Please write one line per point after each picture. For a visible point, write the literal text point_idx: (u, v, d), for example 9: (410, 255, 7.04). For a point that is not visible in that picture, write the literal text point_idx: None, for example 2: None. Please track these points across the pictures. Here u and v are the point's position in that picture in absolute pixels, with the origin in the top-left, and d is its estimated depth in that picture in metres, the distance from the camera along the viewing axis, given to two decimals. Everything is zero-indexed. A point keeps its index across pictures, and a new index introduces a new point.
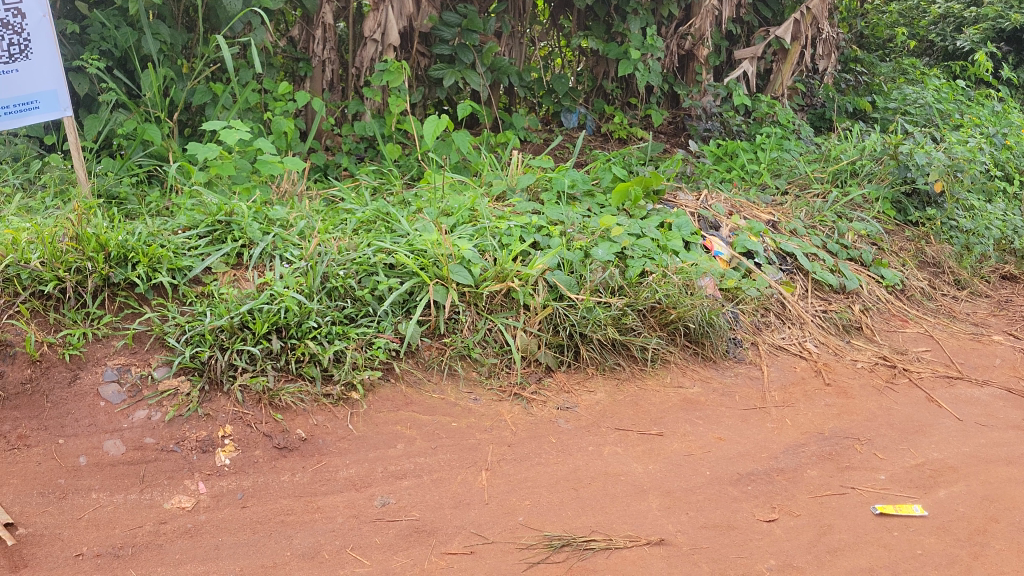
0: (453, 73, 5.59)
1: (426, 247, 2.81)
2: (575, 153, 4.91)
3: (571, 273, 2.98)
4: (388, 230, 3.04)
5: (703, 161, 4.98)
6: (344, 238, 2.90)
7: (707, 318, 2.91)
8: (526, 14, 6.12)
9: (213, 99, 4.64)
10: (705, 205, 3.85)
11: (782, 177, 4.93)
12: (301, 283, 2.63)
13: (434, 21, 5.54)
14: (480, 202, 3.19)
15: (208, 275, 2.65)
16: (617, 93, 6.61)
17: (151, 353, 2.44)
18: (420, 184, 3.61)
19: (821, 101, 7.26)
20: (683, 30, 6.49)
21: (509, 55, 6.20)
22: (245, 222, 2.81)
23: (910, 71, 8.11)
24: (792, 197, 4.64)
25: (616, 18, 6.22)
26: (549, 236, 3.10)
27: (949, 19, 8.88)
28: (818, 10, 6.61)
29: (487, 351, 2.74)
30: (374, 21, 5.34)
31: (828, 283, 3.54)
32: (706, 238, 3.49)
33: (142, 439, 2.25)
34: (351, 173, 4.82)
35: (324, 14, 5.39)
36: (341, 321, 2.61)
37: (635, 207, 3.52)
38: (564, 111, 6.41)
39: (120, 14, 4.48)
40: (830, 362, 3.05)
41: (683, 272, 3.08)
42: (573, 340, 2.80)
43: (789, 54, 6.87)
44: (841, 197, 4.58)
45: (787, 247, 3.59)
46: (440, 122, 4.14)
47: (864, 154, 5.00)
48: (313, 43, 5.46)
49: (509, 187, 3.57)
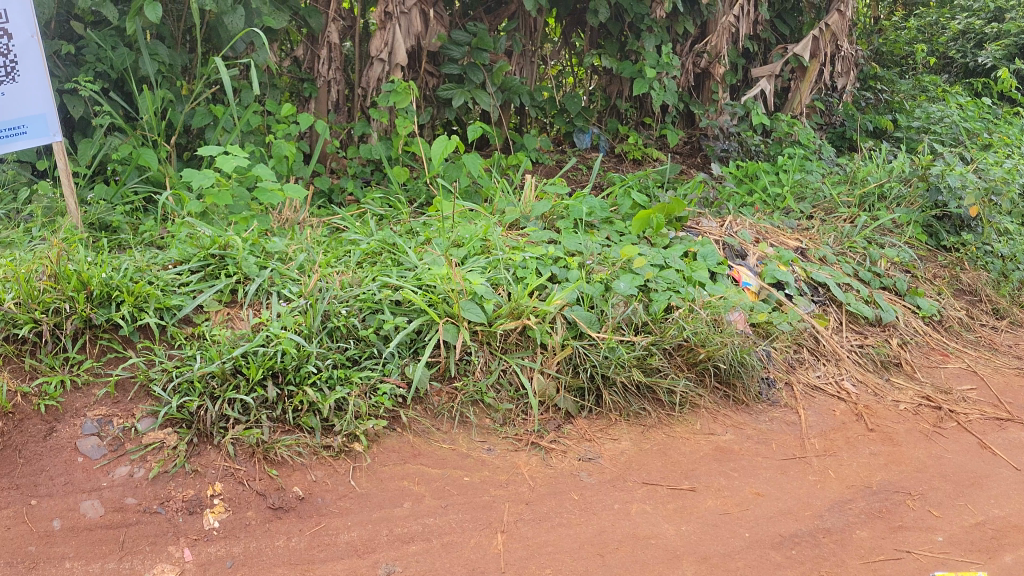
0: (463, 93, 5.42)
1: (435, 282, 2.61)
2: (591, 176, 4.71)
3: (591, 308, 2.78)
4: (395, 264, 2.84)
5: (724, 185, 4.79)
6: (347, 273, 2.70)
7: (738, 357, 2.70)
8: (538, 33, 5.95)
9: (213, 122, 4.46)
10: (730, 231, 3.64)
11: (806, 202, 4.72)
12: (300, 323, 2.43)
13: (443, 40, 5.39)
14: (493, 232, 3.00)
15: (200, 314, 2.45)
16: (631, 112, 6.43)
17: (135, 403, 2.24)
18: (429, 212, 3.42)
19: (840, 120, 7.04)
20: (698, 48, 6.36)
21: (520, 74, 6.00)
22: (241, 256, 2.61)
23: (930, 88, 7.92)
24: (818, 222, 4.44)
25: (630, 35, 6.06)
26: (567, 268, 2.89)
27: (969, 36, 8.69)
28: (837, 26, 6.56)
29: (502, 396, 2.53)
30: (381, 40, 5.19)
31: (864, 315, 3.31)
32: (733, 267, 3.29)
33: (123, 499, 2.04)
34: (357, 198, 4.62)
35: (330, 33, 5.25)
36: (344, 365, 2.40)
37: (657, 235, 3.31)
38: (577, 131, 6.22)
39: (117, 34, 4.31)
40: (871, 403, 2.83)
41: (711, 307, 2.88)
42: (594, 383, 2.59)
43: (807, 72, 6.67)
44: (870, 221, 4.36)
45: (818, 276, 3.38)
46: (450, 145, 3.95)
47: (892, 176, 4.80)
48: (318, 63, 5.33)
49: (523, 215, 3.37)
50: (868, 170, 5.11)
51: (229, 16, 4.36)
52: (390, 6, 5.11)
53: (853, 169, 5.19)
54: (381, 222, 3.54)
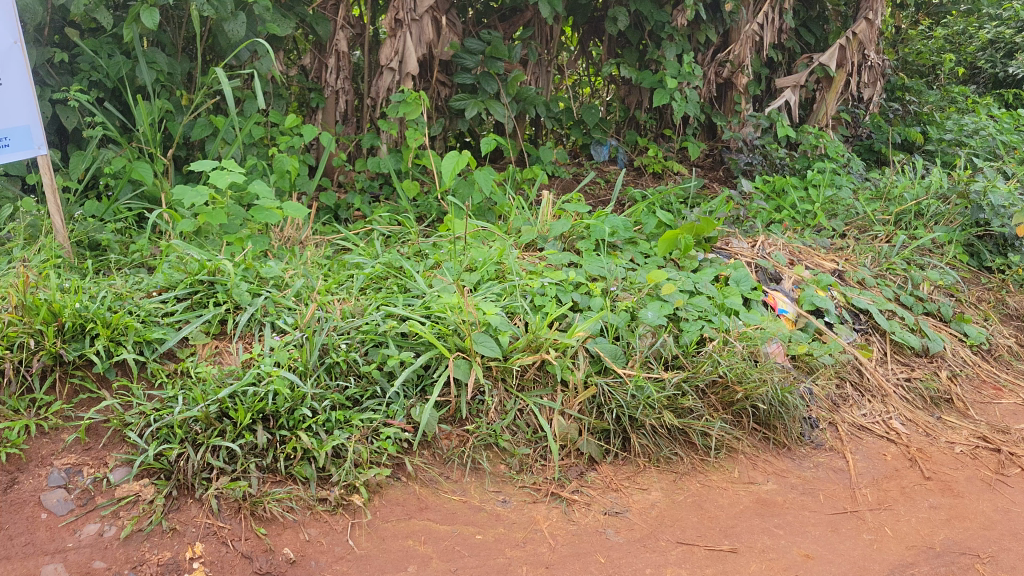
0: (476, 104, 5.20)
1: (445, 312, 2.38)
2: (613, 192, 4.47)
3: (616, 340, 2.54)
4: (401, 290, 2.60)
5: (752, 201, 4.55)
6: (349, 301, 2.47)
7: (779, 397, 2.45)
8: (555, 41, 5.71)
9: (213, 134, 4.24)
10: (762, 253, 3.39)
11: (838, 219, 4.47)
12: (295, 358, 2.20)
13: (456, 48, 5.17)
14: (509, 254, 2.76)
15: (184, 348, 2.22)
16: (650, 124, 6.20)
17: (108, 451, 2.01)
18: (440, 232, 3.18)
19: (867, 131, 6.77)
20: (721, 57, 6.12)
21: (535, 84, 5.77)
22: (232, 282, 2.37)
23: (959, 100, 7.65)
24: (852, 240, 4.20)
25: (650, 44, 5.84)
26: (589, 295, 2.65)
27: (999, 45, 8.41)
28: (865, 35, 6.28)
29: (518, 439, 2.29)
30: (391, 49, 4.98)
31: (911, 345, 3.05)
32: (768, 293, 3.04)
33: (90, 562, 1.79)
34: (364, 213, 4.38)
35: (338, 41, 5.04)
36: (344, 406, 2.17)
37: (685, 256, 3.09)
38: (594, 143, 5.96)
39: (113, 41, 4.10)
40: (924, 447, 2.57)
41: (747, 338, 2.63)
42: (621, 425, 2.34)
43: (833, 82, 6.41)
44: (908, 241, 4.09)
45: (860, 303, 3.12)
46: (462, 158, 3.72)
47: (928, 192, 4.54)
48: (326, 73, 5.12)
49: (540, 236, 3.14)
50: (902, 186, 4.86)
51: (231, 23, 4.16)
52: (400, 13, 4.91)
53: (886, 184, 4.94)
54: (388, 242, 3.31)
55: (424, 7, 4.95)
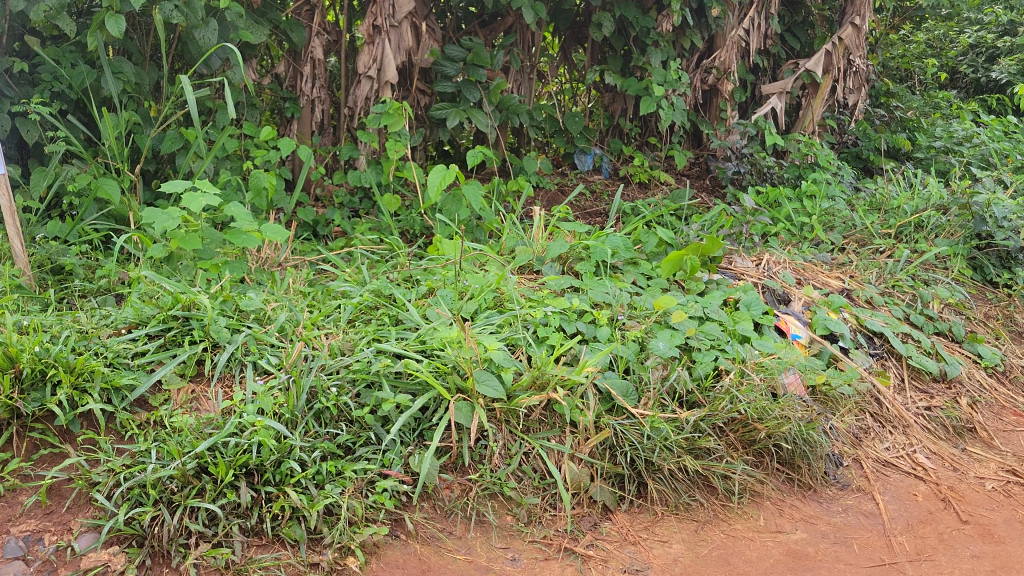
0: (457, 113, 5.03)
1: (444, 347, 2.19)
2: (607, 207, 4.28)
3: (625, 374, 2.37)
4: (393, 321, 2.41)
5: (747, 213, 4.39)
6: (338, 335, 2.28)
7: (803, 435, 2.28)
8: (536, 47, 5.55)
9: (184, 147, 4.02)
10: (768, 271, 3.23)
11: (836, 232, 4.32)
12: (281, 402, 1.99)
13: (436, 56, 4.99)
14: (507, 281, 2.58)
15: (157, 394, 2.01)
16: (635, 132, 6.04)
17: (72, 515, 1.80)
18: (430, 254, 2.99)
19: (853, 138, 6.65)
20: (706, 63, 5.98)
21: (517, 92, 5.60)
22: (209, 317, 2.16)
23: (943, 105, 7.55)
24: (853, 254, 4.05)
25: (635, 50, 5.68)
26: (595, 324, 2.48)
27: (980, 49, 8.34)
28: (851, 40, 6.17)
29: (525, 487, 2.10)
30: (369, 56, 4.80)
31: (928, 370, 2.90)
32: (779, 317, 2.87)
33: None
34: (344, 230, 4.18)
35: (314, 48, 4.87)
36: (335, 456, 1.98)
37: (691, 279, 2.92)
38: (578, 152, 5.82)
39: (77, 50, 3.87)
40: (955, 484, 2.41)
41: (764, 369, 2.47)
42: (635, 468, 2.17)
43: (819, 88, 6.29)
44: (912, 256, 3.94)
45: (874, 326, 2.96)
46: (450, 173, 3.53)
47: (927, 204, 4.40)
48: (301, 81, 4.94)
49: (536, 258, 2.97)
50: (898, 197, 4.72)
51: (201, 30, 3.95)
52: (379, 19, 4.74)
53: (882, 194, 4.80)
54: (373, 265, 3.11)
55: (404, 13, 4.78)
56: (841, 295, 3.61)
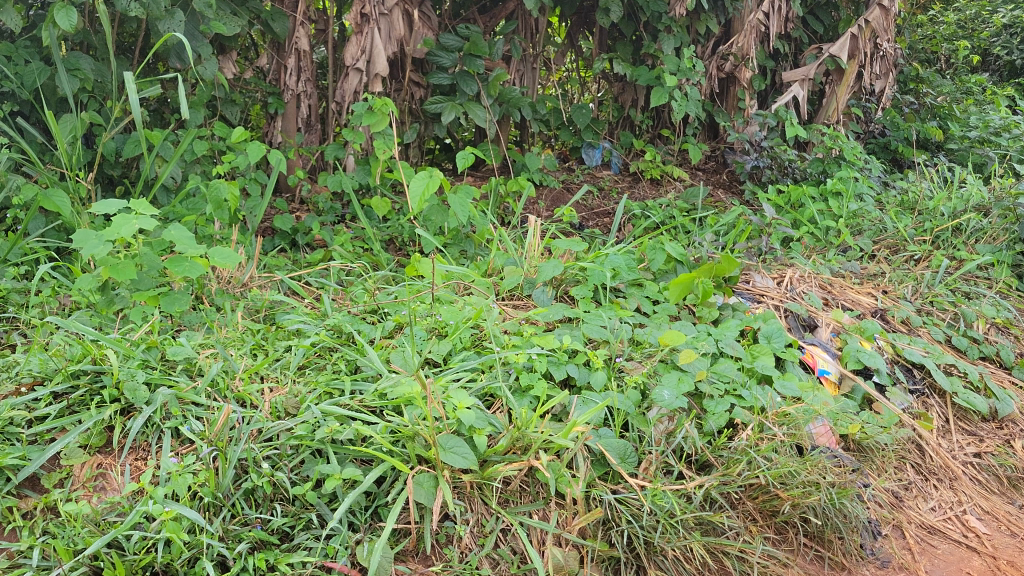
0: (452, 108, 4.73)
1: (404, 404, 1.85)
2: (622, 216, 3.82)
3: (623, 431, 2.01)
4: (352, 367, 2.07)
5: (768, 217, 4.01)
6: (287, 386, 1.96)
7: (835, 505, 1.92)
8: (540, 34, 5.22)
9: (148, 151, 3.69)
10: (792, 291, 2.85)
11: (865, 237, 3.95)
12: (203, 482, 1.65)
13: (430, 45, 4.70)
14: (488, 313, 2.24)
15: (52, 475, 1.66)
16: (646, 125, 5.68)
17: None
18: (408, 275, 2.65)
19: (881, 128, 6.24)
20: (723, 50, 5.62)
21: (519, 83, 5.26)
22: (122, 372, 1.81)
23: (976, 91, 7.11)
24: (883, 262, 3.67)
25: (646, 37, 5.32)
26: (588, 367, 2.13)
27: (1015, 30, 7.87)
28: (878, 23, 5.71)
29: (500, 574, 1.73)
30: (357, 47, 4.55)
31: (977, 409, 2.51)
32: (804, 348, 2.50)
33: None
34: (324, 240, 3.84)
35: (299, 40, 4.66)
36: (268, 546, 1.64)
37: (703, 304, 2.56)
38: (585, 146, 5.47)
39: (30, 46, 3.56)
40: (1014, 557, 2.04)
41: (785, 418, 2.10)
42: (633, 550, 1.81)
43: (843, 75, 5.89)
44: (952, 265, 3.55)
45: (914, 356, 2.58)
46: (435, 180, 3.17)
47: (966, 205, 4.02)
48: (286, 75, 4.74)
49: (526, 280, 2.62)
50: (932, 198, 4.34)
51: (166, 22, 3.68)
52: (367, 7, 4.46)
53: (914, 193, 4.42)
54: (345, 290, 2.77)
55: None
56: (873, 311, 3.22)
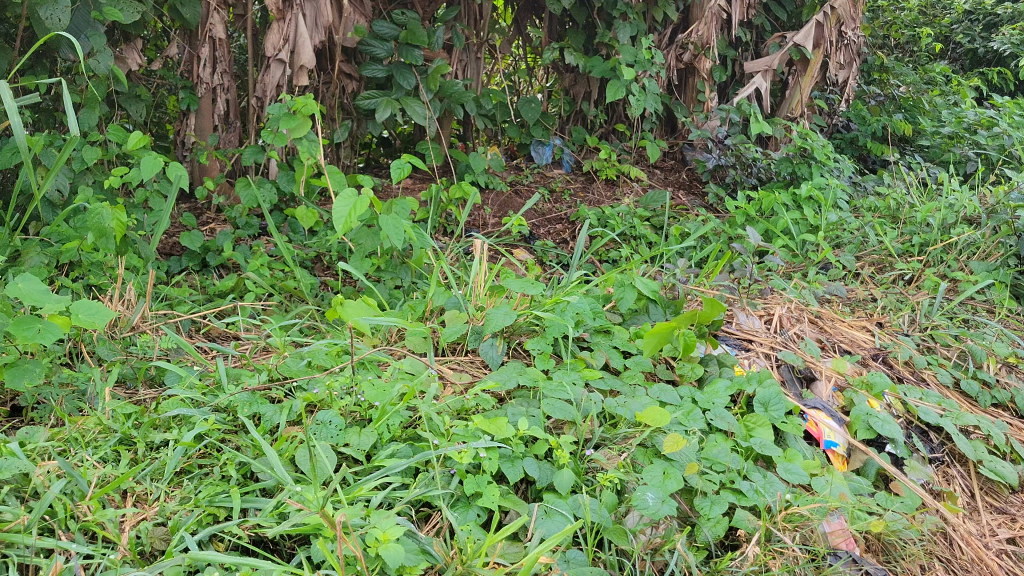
0: (388, 103, 4.33)
1: (313, 534, 1.39)
2: (582, 235, 3.40)
3: (596, 549, 1.57)
4: (248, 469, 1.61)
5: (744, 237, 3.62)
6: (159, 504, 1.50)
7: None
8: (485, 21, 4.77)
9: (28, 160, 3.17)
10: (784, 334, 2.44)
11: (846, 252, 3.58)
12: None
13: (362, 34, 4.28)
14: (424, 387, 1.80)
15: None
16: (600, 119, 5.26)
17: None
18: (331, 325, 2.21)
19: (845, 121, 5.90)
20: (681, 38, 5.23)
21: (462, 75, 4.80)
22: None
23: (940, 81, 6.82)
24: (870, 284, 3.30)
25: (601, 24, 4.90)
26: (551, 458, 1.69)
27: (977, 17, 7.60)
28: (844, 10, 5.35)
29: None
30: (279, 35, 4.12)
31: (1007, 480, 2.11)
32: (806, 414, 2.09)
33: None
34: (239, 261, 3.35)
35: (213, 26, 4.14)
36: None
37: (684, 358, 2.14)
38: (535, 143, 5.07)
39: None
40: None
41: (796, 519, 1.69)
42: None
43: (808, 65, 5.52)
44: (948, 287, 3.18)
45: (930, 416, 2.17)
46: (364, 199, 2.71)
47: (955, 216, 3.67)
48: (199, 65, 4.20)
49: (472, 329, 2.19)
50: (914, 205, 3.98)
51: (48, 8, 3.09)
52: None
53: (894, 200, 4.06)
54: (257, 343, 2.30)
55: None
56: (869, 347, 2.82)
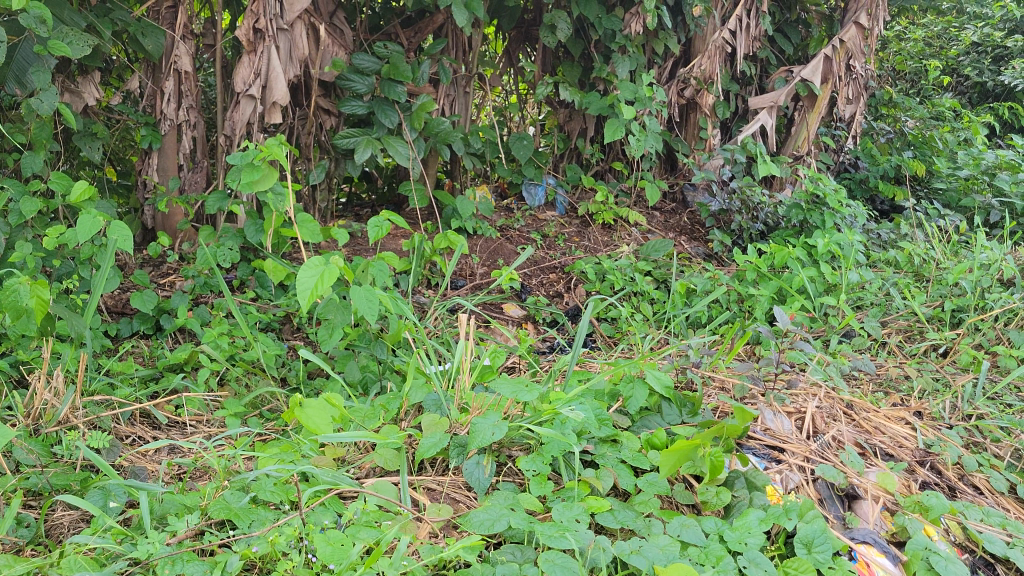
0: (368, 143, 3.99)
1: None
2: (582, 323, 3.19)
3: None
4: None
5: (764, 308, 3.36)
6: None
7: None
8: (474, 54, 4.45)
9: None
10: (819, 441, 2.09)
11: (871, 316, 3.26)
12: None
13: (341, 67, 3.95)
14: (392, 538, 1.44)
15: None
16: (596, 158, 4.94)
17: None
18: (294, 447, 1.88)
19: (853, 159, 5.59)
20: (683, 72, 4.93)
21: (449, 111, 4.47)
22: None
23: (949, 116, 6.53)
24: (900, 357, 2.98)
25: (598, 58, 4.61)
26: None
27: (984, 49, 7.33)
28: (853, 43, 5.09)
29: None
30: (250, 69, 3.77)
31: None
32: (854, 551, 1.72)
33: None
34: (196, 326, 3.00)
35: (178, 57, 3.79)
36: None
37: (707, 481, 1.80)
38: (526, 183, 4.75)
39: None
40: None
41: None
42: None
43: (815, 100, 5.22)
44: (989, 363, 2.86)
45: (999, 548, 1.80)
46: (331, 269, 2.34)
47: (989, 277, 3.36)
48: (163, 100, 3.85)
49: (456, 440, 1.85)
50: (940, 262, 3.67)
51: None
52: (261, 21, 3.70)
53: (918, 255, 3.75)
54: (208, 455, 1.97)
55: (295, 12, 3.77)
56: (918, 432, 2.46)
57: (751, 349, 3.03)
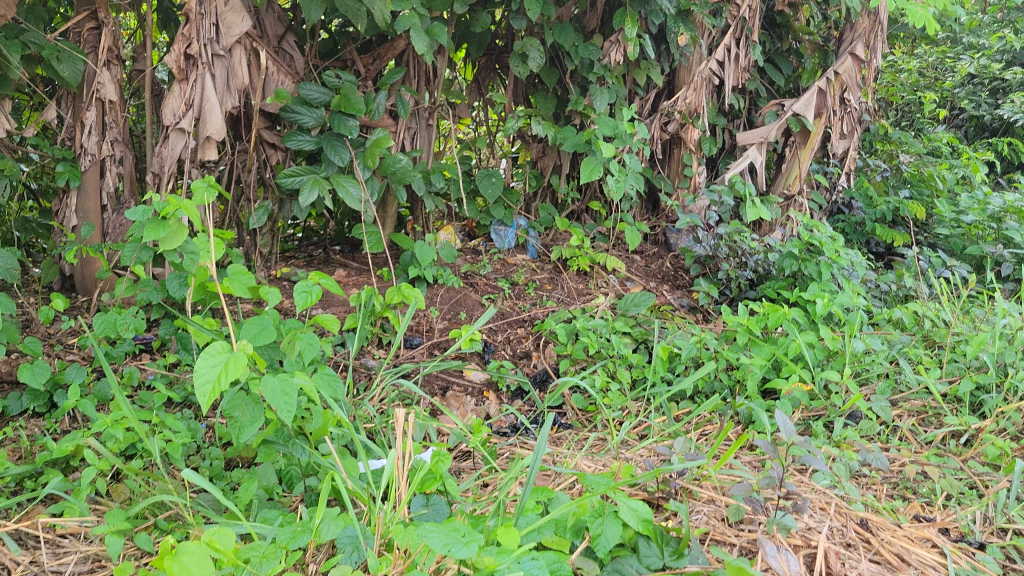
0: (313, 182, 3.54)
1: None
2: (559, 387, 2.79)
3: None
4: None
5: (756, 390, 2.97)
6: None
7: None
8: (437, 84, 4.04)
9: None
10: None
11: (880, 394, 2.86)
12: None
13: (284, 98, 3.51)
14: None
15: None
16: (572, 196, 4.54)
17: None
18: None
19: (847, 199, 5.22)
20: (667, 105, 4.53)
21: (409, 146, 4.05)
22: None
23: (947, 152, 6.18)
24: (915, 448, 2.58)
25: (574, 89, 4.21)
26: None
27: (981, 80, 6.99)
28: (849, 75, 4.68)
29: None
30: (181, 99, 3.33)
31: None
32: None
33: None
34: (95, 403, 2.57)
35: (102, 85, 3.34)
36: None
37: None
38: (494, 225, 4.34)
39: None
40: None
41: None
42: None
43: (808, 136, 4.82)
44: (1020, 458, 2.46)
45: None
46: (238, 363, 1.87)
47: (1013, 348, 2.96)
48: (82, 133, 3.39)
49: None
50: (953, 326, 3.28)
51: None
52: (194, 46, 3.28)
53: (927, 318, 3.36)
54: None
55: (233, 37, 3.35)
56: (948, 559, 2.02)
57: (745, 435, 2.62)
